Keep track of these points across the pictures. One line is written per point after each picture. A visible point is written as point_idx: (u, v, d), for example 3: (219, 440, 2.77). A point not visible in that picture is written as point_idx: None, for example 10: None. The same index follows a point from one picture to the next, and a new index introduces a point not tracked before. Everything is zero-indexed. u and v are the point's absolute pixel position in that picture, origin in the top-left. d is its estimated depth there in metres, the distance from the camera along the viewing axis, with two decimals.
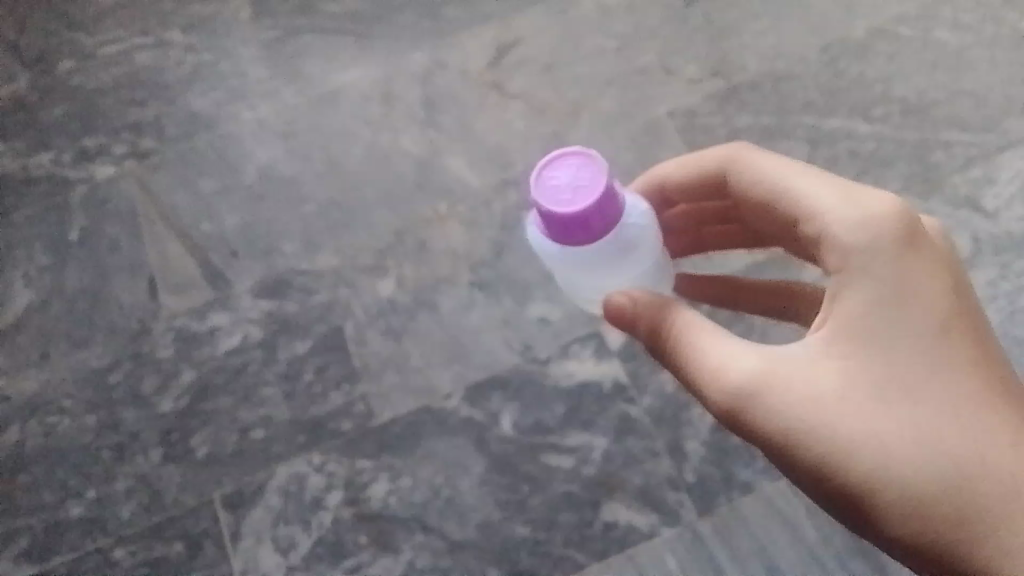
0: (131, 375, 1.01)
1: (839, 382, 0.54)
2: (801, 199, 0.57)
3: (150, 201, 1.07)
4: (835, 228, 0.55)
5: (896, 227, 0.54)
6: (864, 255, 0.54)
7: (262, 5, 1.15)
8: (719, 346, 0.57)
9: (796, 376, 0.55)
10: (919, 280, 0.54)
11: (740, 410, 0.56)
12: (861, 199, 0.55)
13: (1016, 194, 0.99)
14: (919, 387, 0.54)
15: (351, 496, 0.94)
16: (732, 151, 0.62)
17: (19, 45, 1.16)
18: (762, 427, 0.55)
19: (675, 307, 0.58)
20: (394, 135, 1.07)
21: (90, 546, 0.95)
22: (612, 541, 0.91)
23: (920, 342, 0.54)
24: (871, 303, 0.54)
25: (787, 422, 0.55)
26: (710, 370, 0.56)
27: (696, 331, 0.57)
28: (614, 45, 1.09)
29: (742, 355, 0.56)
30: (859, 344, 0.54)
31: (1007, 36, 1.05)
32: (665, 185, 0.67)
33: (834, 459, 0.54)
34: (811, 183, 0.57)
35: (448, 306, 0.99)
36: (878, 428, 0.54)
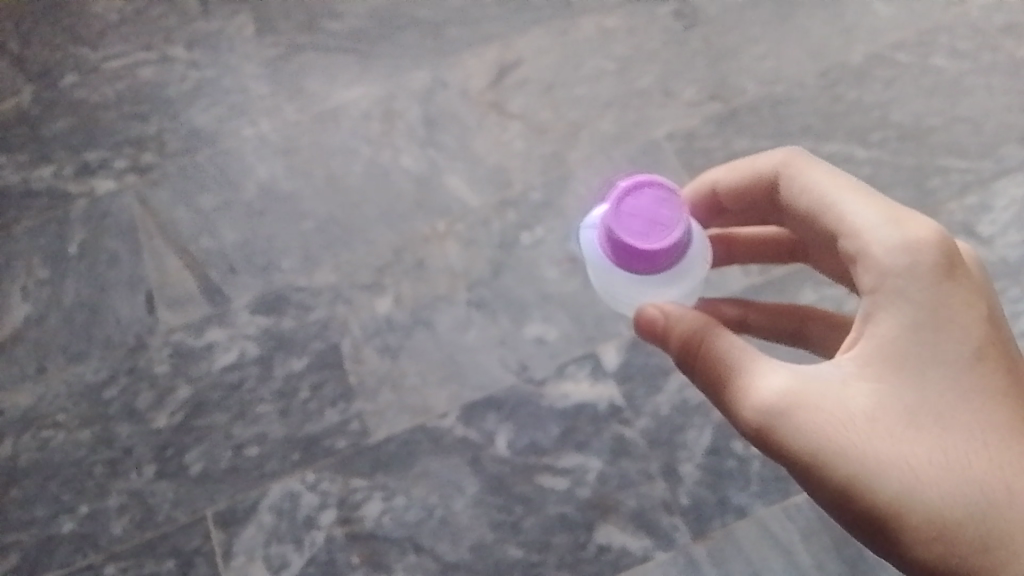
0: (127, 390, 1.00)
1: (869, 404, 0.55)
2: (844, 216, 0.58)
3: (149, 216, 1.07)
4: (875, 248, 0.56)
5: (934, 253, 0.55)
6: (903, 279, 0.55)
7: (265, 22, 1.16)
8: (750, 366, 0.57)
9: (826, 397, 0.55)
10: (955, 306, 0.55)
11: (769, 429, 0.56)
12: (901, 224, 0.56)
13: (1012, 220, 0.99)
14: (949, 414, 0.54)
15: (344, 515, 0.94)
16: (780, 163, 0.62)
17: (23, 58, 1.16)
18: (789, 446, 0.55)
19: (706, 326, 0.59)
20: (394, 153, 1.08)
21: (81, 562, 0.95)
22: (606, 563, 0.91)
23: (954, 368, 0.54)
24: (906, 325, 0.55)
25: (816, 442, 0.55)
26: (739, 388, 0.57)
27: (727, 349, 0.58)
28: (614, 67, 1.10)
29: (772, 375, 0.56)
30: (892, 366, 0.55)
31: (1003, 64, 1.06)
32: (716, 187, 0.69)
33: (861, 481, 0.54)
34: (853, 204, 0.57)
35: (445, 324, 0.99)
36: (907, 452, 0.54)
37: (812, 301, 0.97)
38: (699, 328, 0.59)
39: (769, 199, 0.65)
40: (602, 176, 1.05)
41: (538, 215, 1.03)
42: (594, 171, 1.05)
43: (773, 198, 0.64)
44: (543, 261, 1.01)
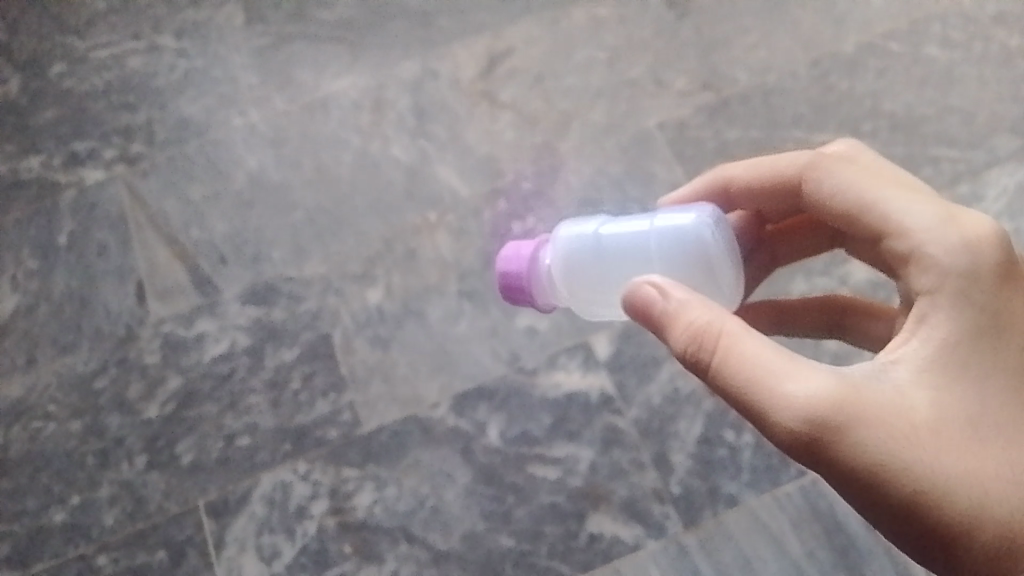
0: (117, 381, 1.00)
1: (929, 414, 0.52)
2: (894, 214, 0.54)
3: (139, 206, 1.07)
4: (931, 249, 0.53)
5: (995, 255, 0.53)
6: (962, 281, 0.53)
7: (255, 11, 1.15)
8: (797, 374, 0.51)
9: (884, 405, 0.52)
10: (1011, 308, 0.53)
11: (822, 442, 0.51)
12: (960, 224, 0.53)
13: (1003, 210, 1.00)
14: (1007, 420, 0.52)
15: (336, 505, 0.94)
16: (811, 161, 0.60)
17: (11, 47, 1.15)
18: (846, 461, 0.51)
19: (729, 327, 0.52)
20: (385, 143, 1.07)
21: (73, 553, 0.94)
22: (596, 552, 0.91)
23: (1010, 374, 0.53)
24: (965, 329, 0.53)
25: (874, 455, 0.51)
26: (784, 401, 0.51)
27: (767, 354, 0.52)
28: (605, 57, 1.09)
29: (824, 386, 0.51)
30: (952, 371, 0.52)
31: (994, 54, 1.06)
32: (732, 184, 0.67)
33: (923, 496, 0.51)
34: (904, 203, 0.54)
35: (436, 315, 0.99)
36: (971, 462, 0.52)
37: (802, 291, 0.98)
38: (715, 329, 0.52)
39: (795, 196, 0.63)
40: (593, 165, 1.04)
41: (528, 205, 1.03)
42: (585, 161, 1.04)
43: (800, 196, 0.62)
44: None
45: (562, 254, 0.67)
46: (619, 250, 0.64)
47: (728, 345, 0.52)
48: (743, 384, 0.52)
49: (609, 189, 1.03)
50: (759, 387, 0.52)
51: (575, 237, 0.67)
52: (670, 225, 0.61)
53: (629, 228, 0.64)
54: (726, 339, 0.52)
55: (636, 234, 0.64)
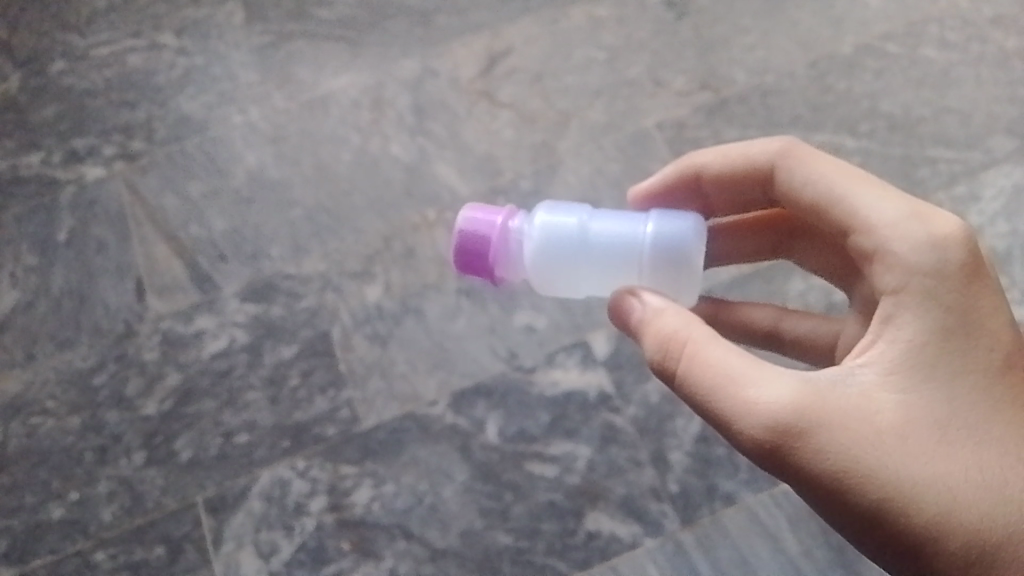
0: (115, 377, 1.00)
1: (895, 419, 0.52)
2: (860, 211, 0.55)
3: (138, 203, 1.07)
4: (898, 247, 0.53)
5: (962, 254, 0.53)
6: (928, 280, 0.53)
7: (255, 9, 1.15)
8: (761, 380, 0.52)
9: (848, 411, 0.52)
10: (979, 308, 0.53)
11: (787, 448, 0.52)
12: (928, 222, 0.53)
13: (1000, 210, 1.00)
14: (975, 423, 0.53)
15: (334, 502, 0.94)
16: (781, 150, 0.60)
17: (11, 44, 1.16)
18: (811, 467, 0.52)
19: (697, 333, 0.54)
20: (384, 141, 1.07)
21: (70, 549, 0.95)
22: (594, 550, 0.91)
23: (979, 377, 0.53)
24: (933, 331, 0.53)
25: (840, 461, 0.52)
26: (748, 407, 0.52)
27: (731, 359, 0.53)
28: (604, 56, 1.10)
29: (788, 393, 0.52)
30: (919, 372, 0.53)
31: (992, 55, 1.07)
32: (702, 174, 0.66)
33: (892, 502, 0.52)
34: (872, 198, 0.55)
35: (435, 312, 0.99)
36: (938, 468, 0.52)
37: (800, 290, 0.98)
38: (683, 336, 0.54)
39: (764, 189, 0.64)
40: (591, 164, 1.04)
41: (526, 204, 1.03)
42: (584, 159, 1.05)
43: (768, 188, 0.63)
44: None
45: (543, 245, 0.63)
46: (604, 250, 0.62)
47: (694, 351, 0.53)
48: (708, 389, 0.53)
49: (607, 188, 1.03)
50: (722, 394, 0.52)
51: (557, 227, 0.63)
52: (663, 232, 0.61)
53: (615, 227, 0.62)
54: (693, 343, 0.54)
55: (624, 235, 0.62)
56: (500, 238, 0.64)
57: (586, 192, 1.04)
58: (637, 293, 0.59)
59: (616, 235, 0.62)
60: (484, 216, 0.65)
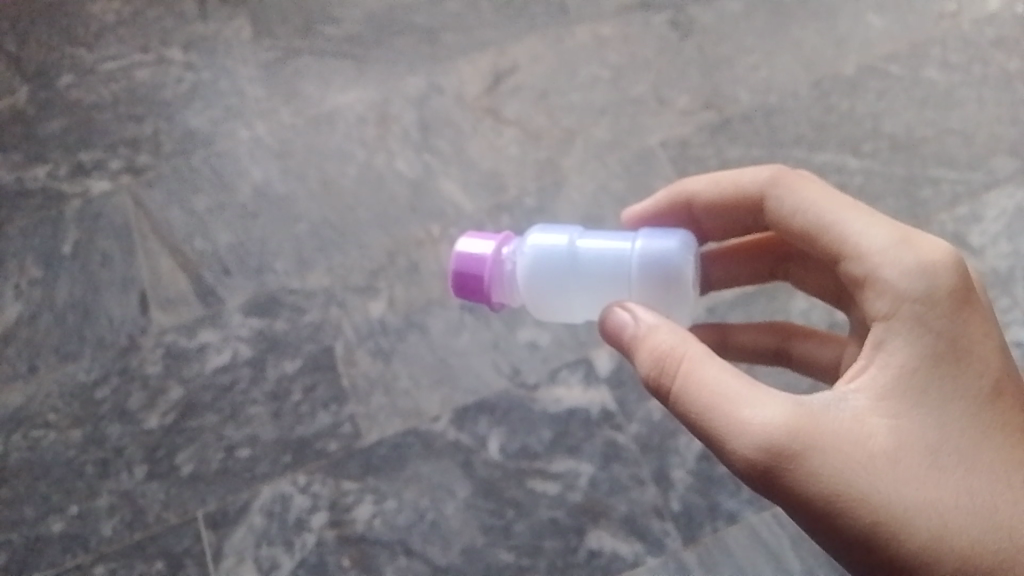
0: (118, 390, 1.00)
1: (887, 444, 0.52)
2: (849, 237, 0.55)
3: (144, 216, 1.08)
4: (888, 273, 0.53)
5: (952, 279, 0.53)
6: (918, 305, 0.53)
7: (263, 25, 1.16)
8: (753, 401, 0.52)
9: (840, 434, 0.52)
10: (970, 332, 0.53)
11: (778, 470, 0.52)
12: (917, 247, 0.54)
13: (1003, 231, 1.00)
14: (967, 449, 0.53)
15: (335, 517, 0.94)
16: (771, 178, 0.61)
17: (20, 58, 1.17)
18: (805, 490, 0.52)
19: (689, 353, 0.54)
20: (389, 157, 1.08)
21: (70, 563, 0.94)
22: (596, 568, 0.91)
23: (970, 401, 0.53)
24: (924, 356, 0.53)
25: (832, 484, 0.51)
26: (741, 427, 0.52)
27: (724, 379, 0.53)
28: (608, 75, 1.11)
29: (780, 414, 0.52)
30: (911, 398, 0.53)
31: (994, 77, 1.07)
32: (694, 200, 0.67)
33: (884, 527, 0.51)
34: (862, 224, 0.55)
35: (438, 328, 0.99)
36: (930, 493, 0.52)
37: (803, 309, 0.98)
38: (675, 355, 0.54)
39: (756, 216, 0.64)
40: (595, 182, 1.05)
41: (530, 220, 1.03)
42: (588, 177, 1.05)
43: (762, 215, 0.63)
44: None
45: (534, 265, 0.64)
46: (593, 266, 0.63)
47: (686, 371, 0.53)
48: (701, 410, 0.53)
49: (611, 206, 1.04)
50: (715, 415, 0.52)
51: (548, 248, 0.64)
52: (650, 248, 0.61)
53: (604, 243, 0.63)
54: (687, 364, 0.54)
55: (614, 250, 0.62)
56: (493, 263, 0.65)
57: (589, 209, 1.04)
58: (626, 306, 0.58)
59: (604, 251, 0.63)
60: (477, 243, 0.66)
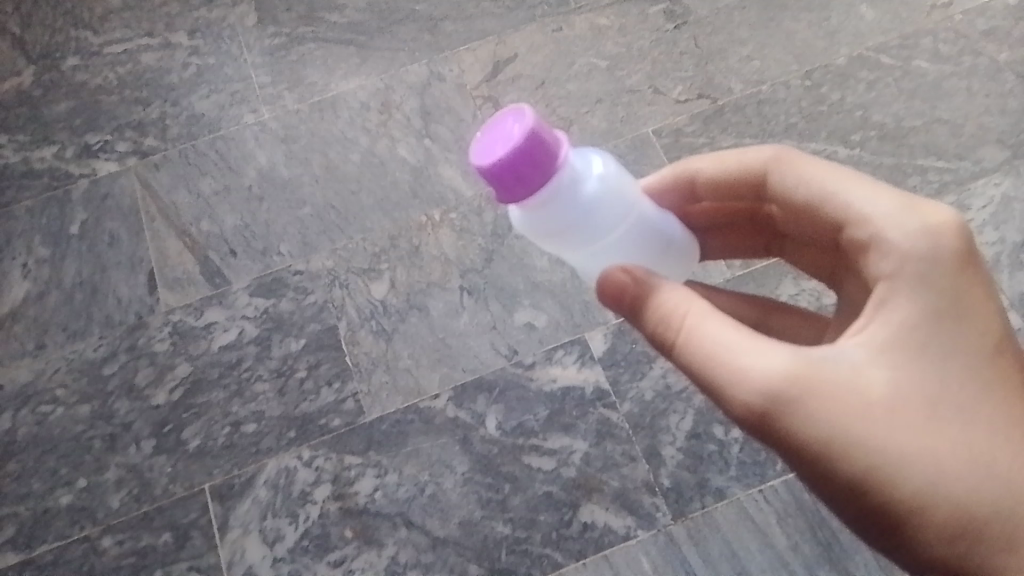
0: (126, 367, 1.03)
1: (883, 396, 0.50)
2: (851, 205, 0.53)
3: (150, 198, 1.10)
4: (891, 234, 0.51)
5: (955, 239, 0.51)
6: (922, 264, 0.51)
7: (267, 12, 1.19)
8: (750, 351, 0.50)
9: (838, 384, 0.50)
10: (972, 290, 0.51)
11: (773, 418, 0.50)
12: (919, 209, 0.51)
13: (989, 219, 1.03)
14: (970, 406, 0.50)
15: (338, 491, 0.97)
16: (777, 155, 0.57)
17: (26, 41, 1.19)
18: (796, 436, 0.50)
19: (684, 307, 0.52)
20: (391, 143, 1.11)
21: (78, 535, 0.97)
22: (589, 541, 0.94)
23: (972, 357, 0.51)
24: (924, 312, 0.51)
25: (825, 432, 0.50)
26: (733, 375, 0.50)
27: (725, 332, 0.51)
28: (605, 65, 1.13)
29: (777, 364, 0.50)
30: (908, 353, 0.50)
31: (984, 67, 1.10)
32: (698, 179, 0.61)
33: (875, 474, 0.50)
34: (862, 192, 0.52)
35: (438, 310, 1.03)
36: (926, 445, 0.50)
37: (791, 294, 1.01)
38: (671, 311, 0.52)
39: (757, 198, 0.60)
40: None
41: None
42: None
43: (763, 196, 0.59)
44: (533, 249, 1.04)
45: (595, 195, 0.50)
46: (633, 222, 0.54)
47: (689, 325, 0.52)
48: (698, 359, 0.51)
49: None
50: (712, 365, 0.51)
51: (617, 181, 0.51)
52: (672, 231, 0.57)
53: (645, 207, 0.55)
54: (688, 320, 0.52)
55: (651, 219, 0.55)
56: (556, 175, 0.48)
57: None
58: (629, 268, 0.53)
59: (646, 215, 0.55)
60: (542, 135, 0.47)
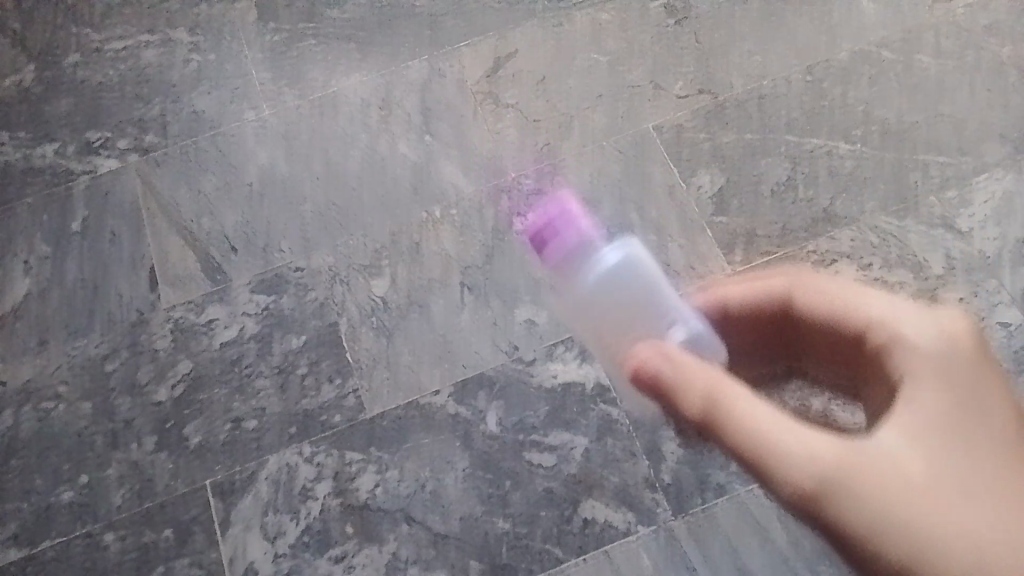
0: (127, 364, 1.04)
1: (920, 476, 0.49)
2: (868, 310, 0.55)
3: (152, 195, 1.10)
4: (910, 332, 0.53)
5: (970, 338, 0.52)
6: (941, 358, 0.52)
7: (267, 8, 1.19)
8: (787, 433, 0.52)
9: (872, 465, 0.49)
10: (993, 382, 0.51)
11: (813, 497, 0.50)
12: (933, 312, 0.53)
13: (990, 215, 1.02)
14: (1011, 492, 0.48)
15: (339, 487, 0.97)
16: (795, 279, 0.61)
17: (27, 38, 1.19)
18: (839, 519, 0.49)
19: (723, 390, 0.54)
20: (392, 140, 1.11)
21: (80, 531, 0.97)
22: (590, 537, 0.94)
23: (1006, 445, 0.49)
24: (952, 397, 0.50)
25: (866, 515, 0.49)
26: (769, 458, 0.51)
27: (762, 417, 0.53)
28: (606, 60, 1.13)
29: (814, 446, 0.51)
30: (939, 436, 0.50)
31: (986, 62, 1.09)
32: (728, 304, 0.66)
33: (922, 557, 0.47)
34: (877, 301, 0.55)
35: (439, 306, 1.03)
36: (973, 528, 0.47)
37: None
38: (712, 393, 0.54)
39: (783, 319, 0.63)
40: (592, 165, 1.08)
41: (529, 202, 1.07)
42: (585, 160, 1.08)
43: (789, 317, 0.62)
44: None
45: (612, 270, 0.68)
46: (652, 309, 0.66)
47: (728, 401, 0.54)
48: (742, 445, 0.52)
49: (607, 189, 1.07)
50: (756, 450, 0.52)
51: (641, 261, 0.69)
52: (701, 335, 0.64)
53: (670, 309, 0.65)
54: (727, 404, 0.53)
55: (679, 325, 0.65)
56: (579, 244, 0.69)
57: (586, 193, 1.07)
58: (665, 350, 0.58)
59: (669, 314, 0.65)
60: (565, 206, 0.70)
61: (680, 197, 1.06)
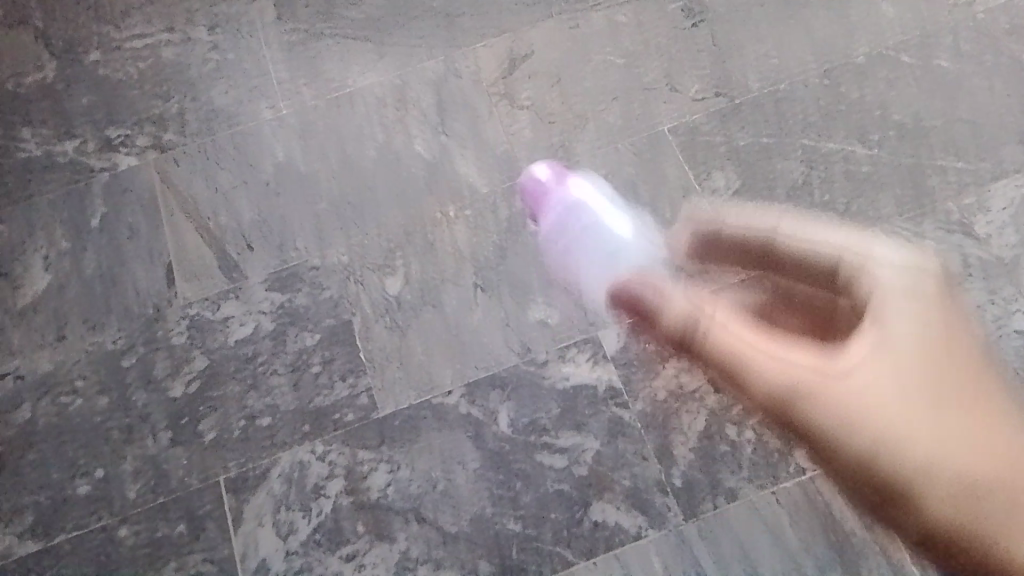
0: (144, 359, 1.05)
1: (887, 381, 0.61)
2: (815, 238, 0.71)
3: (169, 192, 1.11)
4: (879, 270, 0.63)
5: (938, 275, 0.62)
6: (910, 301, 0.62)
7: (285, 7, 1.19)
8: (771, 361, 0.66)
9: (846, 391, 0.62)
10: (957, 337, 0.62)
11: (788, 403, 0.65)
12: (903, 258, 0.63)
13: (1009, 221, 1.01)
14: (952, 402, 0.60)
15: (351, 485, 0.98)
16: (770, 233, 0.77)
17: (48, 35, 1.21)
18: (804, 419, 0.64)
19: (708, 331, 0.74)
20: (407, 140, 1.11)
21: (95, 524, 0.98)
22: (600, 539, 0.94)
23: (955, 367, 0.61)
24: (921, 342, 0.61)
25: (829, 416, 0.63)
26: (745, 366, 0.68)
27: (743, 337, 0.70)
28: (622, 62, 1.13)
29: (791, 362, 0.65)
30: (911, 361, 0.61)
31: (1006, 66, 1.08)
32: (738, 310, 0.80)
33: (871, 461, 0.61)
34: (824, 233, 0.71)
35: (452, 305, 1.03)
36: (927, 442, 0.60)
37: None
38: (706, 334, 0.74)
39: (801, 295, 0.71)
40: (606, 167, 1.08)
41: (543, 203, 1.07)
42: (599, 162, 1.09)
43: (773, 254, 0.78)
44: (548, 248, 1.05)
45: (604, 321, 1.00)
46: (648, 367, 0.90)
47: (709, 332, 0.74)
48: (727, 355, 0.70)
49: (621, 190, 1.07)
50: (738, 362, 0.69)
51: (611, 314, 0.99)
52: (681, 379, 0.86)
53: None
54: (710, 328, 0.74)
55: None
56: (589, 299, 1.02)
57: (600, 193, 1.07)
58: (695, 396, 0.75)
59: None
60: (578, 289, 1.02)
61: (694, 199, 1.05)
